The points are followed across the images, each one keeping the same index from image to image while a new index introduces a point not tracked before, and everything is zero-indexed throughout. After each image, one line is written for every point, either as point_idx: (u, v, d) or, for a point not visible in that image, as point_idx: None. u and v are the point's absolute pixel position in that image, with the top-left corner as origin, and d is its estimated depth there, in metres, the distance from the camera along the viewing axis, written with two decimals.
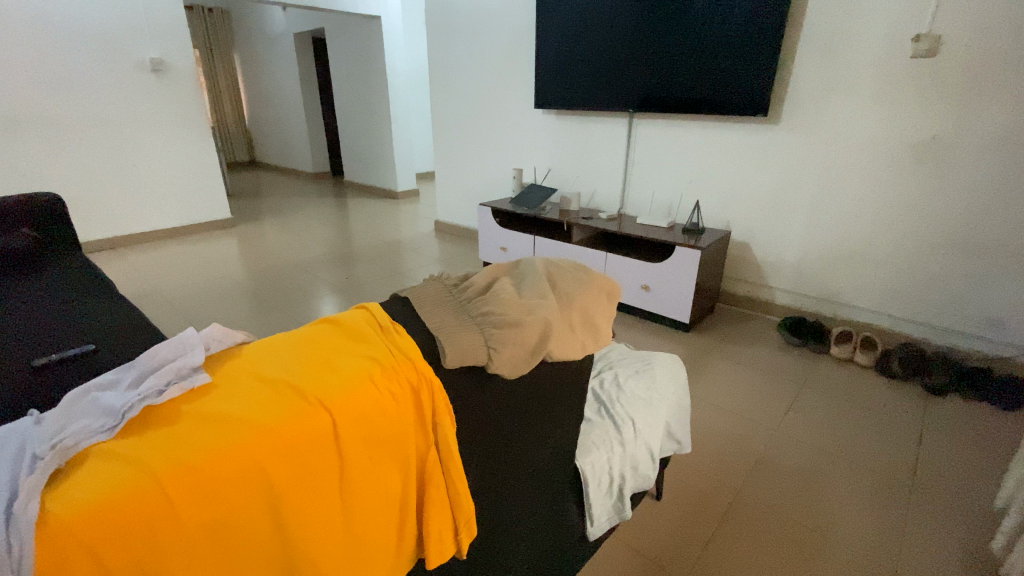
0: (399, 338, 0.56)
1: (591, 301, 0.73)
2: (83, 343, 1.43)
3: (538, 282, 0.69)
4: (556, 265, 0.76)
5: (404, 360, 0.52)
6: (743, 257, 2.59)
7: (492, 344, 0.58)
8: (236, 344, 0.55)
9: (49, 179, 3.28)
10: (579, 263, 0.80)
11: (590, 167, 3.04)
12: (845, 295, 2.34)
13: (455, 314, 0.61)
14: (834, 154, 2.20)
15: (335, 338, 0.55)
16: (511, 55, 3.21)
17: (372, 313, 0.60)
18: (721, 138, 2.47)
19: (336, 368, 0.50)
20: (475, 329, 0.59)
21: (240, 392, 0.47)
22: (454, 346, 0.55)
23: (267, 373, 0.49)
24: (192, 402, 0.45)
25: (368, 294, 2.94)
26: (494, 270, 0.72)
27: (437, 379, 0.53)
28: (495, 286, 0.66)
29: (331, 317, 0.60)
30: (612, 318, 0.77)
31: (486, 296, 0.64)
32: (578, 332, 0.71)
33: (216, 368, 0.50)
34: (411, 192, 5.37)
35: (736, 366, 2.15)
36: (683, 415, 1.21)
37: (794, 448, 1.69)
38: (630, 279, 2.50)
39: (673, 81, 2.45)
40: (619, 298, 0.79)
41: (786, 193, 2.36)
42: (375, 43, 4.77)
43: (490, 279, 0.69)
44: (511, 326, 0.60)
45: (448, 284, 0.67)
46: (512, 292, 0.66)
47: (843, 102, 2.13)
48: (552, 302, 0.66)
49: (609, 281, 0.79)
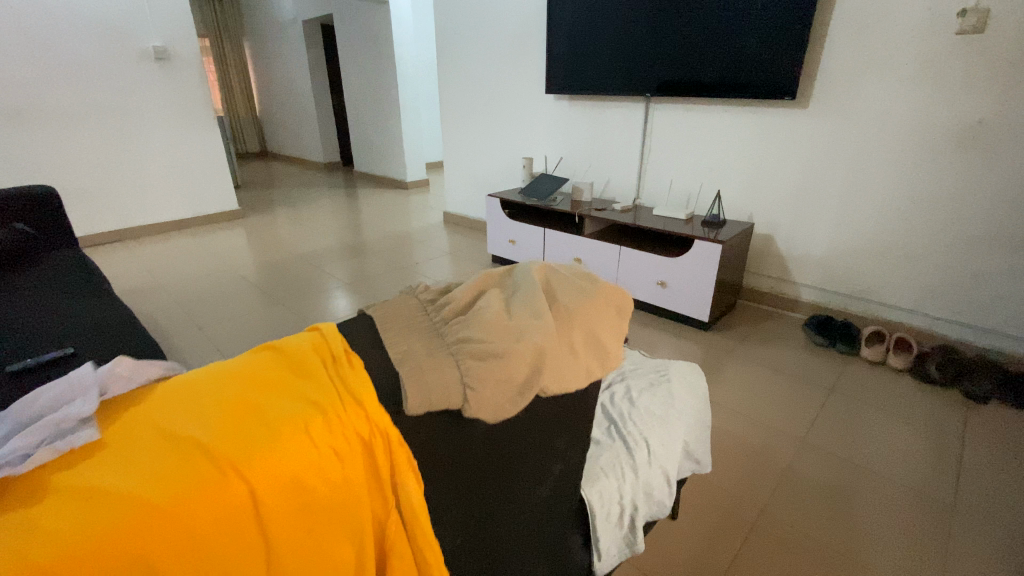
0: (348, 370, 0.46)
1: (596, 315, 0.62)
2: (63, 346, 1.35)
3: (530, 295, 0.58)
4: (555, 272, 0.65)
5: (351, 398, 0.42)
6: (765, 251, 2.43)
7: (468, 377, 0.48)
8: (151, 381, 0.45)
9: (54, 172, 3.24)
10: (583, 271, 0.69)
11: (603, 155, 2.89)
12: (877, 293, 2.17)
13: (426, 340, 0.51)
14: (867, 140, 2.03)
15: (270, 369, 0.45)
16: (521, 38, 3.06)
17: (326, 339, 0.50)
18: (745, 123, 2.31)
19: (266, 416, 0.40)
20: (450, 360, 0.49)
21: (133, 454, 0.37)
22: (416, 382, 0.45)
23: (174, 422, 0.39)
24: (74, 465, 0.36)
25: (375, 288, 2.84)
26: (481, 279, 0.62)
27: (393, 428, 0.43)
28: (479, 301, 0.56)
29: (272, 343, 0.50)
30: (623, 336, 0.65)
31: (468, 313, 0.54)
32: (580, 357, 0.59)
33: (112, 417, 0.40)
34: (421, 182, 5.26)
35: (759, 368, 2.02)
36: (702, 431, 1.10)
37: (823, 462, 1.56)
38: (644, 274, 2.37)
39: (694, 63, 2.29)
40: (630, 311, 0.67)
41: (814, 183, 2.20)
42: (384, 28, 4.64)
43: (475, 292, 0.59)
44: (493, 355, 0.50)
45: (423, 301, 0.57)
46: (499, 310, 0.55)
47: (878, 84, 1.95)
48: (548, 322, 0.55)
49: (618, 292, 0.67)
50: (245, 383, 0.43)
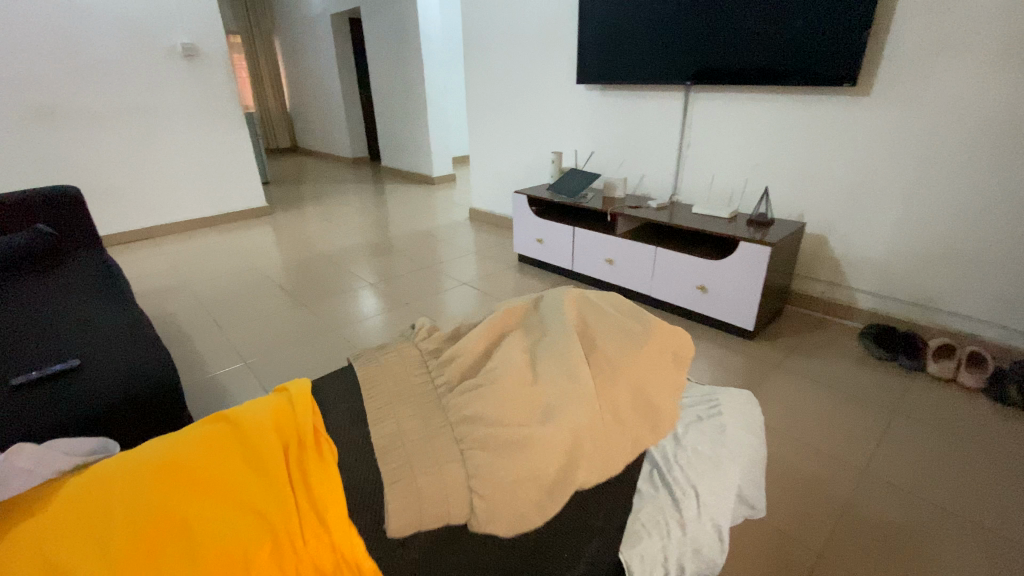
0: (311, 474, 0.58)
1: (640, 372, 0.75)
2: (68, 358, 1.29)
3: (565, 348, 0.71)
4: (591, 319, 0.78)
5: (307, 508, 0.55)
6: (817, 253, 2.21)
7: (469, 464, 0.62)
8: (53, 476, 0.57)
9: (86, 170, 3.27)
10: (623, 321, 0.79)
11: (637, 149, 2.72)
12: (944, 302, 1.95)
13: (442, 434, 0.65)
14: (938, 130, 1.80)
15: (237, 466, 0.55)
16: (550, 26, 2.91)
17: (291, 444, 0.60)
18: (795, 114, 2.10)
19: (223, 531, 0.50)
20: (456, 460, 0.62)
21: (110, 545, 0.47)
22: (400, 484, 0.59)
23: (147, 511, 0.49)
24: (62, 551, 0.47)
25: (400, 288, 2.76)
26: (497, 319, 0.79)
27: (336, 551, 0.53)
28: (503, 355, 0.71)
29: (244, 424, 0.61)
30: (670, 390, 0.78)
31: (495, 367, 0.70)
32: (626, 424, 0.72)
33: (100, 496, 0.51)
34: (447, 178, 5.18)
35: (809, 384, 1.83)
36: (759, 473, 0.95)
37: (888, 498, 1.38)
38: (682, 278, 2.21)
39: (740, 47, 2.09)
40: (683, 360, 0.81)
41: (874, 178, 1.98)
42: (410, 21, 4.55)
43: (503, 358, 0.71)
44: (516, 450, 0.63)
45: (427, 367, 0.76)
46: (524, 368, 0.70)
47: (953, 67, 1.73)
48: (581, 384, 0.68)
49: (655, 349, 0.78)
50: (214, 480, 0.53)
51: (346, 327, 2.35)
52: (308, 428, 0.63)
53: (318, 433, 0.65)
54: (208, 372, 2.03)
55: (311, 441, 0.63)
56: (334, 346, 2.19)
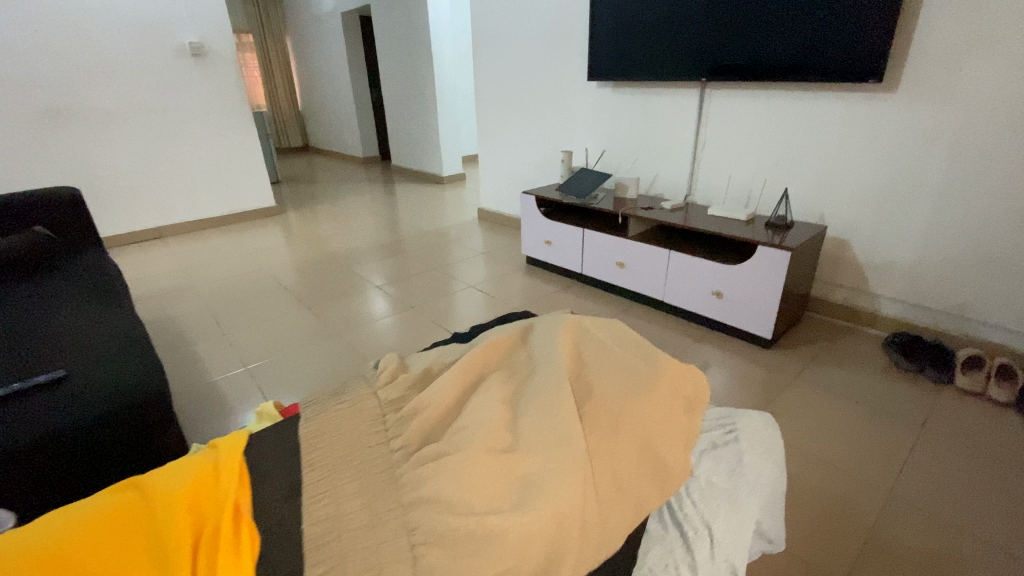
0: (216, 559, 0.55)
1: (646, 426, 0.72)
2: (53, 368, 1.25)
3: (555, 402, 0.69)
4: (587, 363, 0.78)
5: None
6: (839, 257, 2.10)
7: (420, 562, 0.56)
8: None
9: (96, 170, 3.28)
10: (624, 366, 0.78)
11: (650, 148, 2.63)
12: (977, 310, 1.83)
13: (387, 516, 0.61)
14: (971, 127, 1.68)
15: (128, 554, 0.53)
16: (560, 21, 2.82)
17: (196, 529, 0.58)
18: (817, 111, 1.99)
19: None
20: (405, 544, 0.58)
21: None
22: None
23: None
24: None
25: (407, 290, 2.70)
26: (472, 362, 0.79)
27: None
28: (479, 413, 0.69)
29: (156, 508, 0.60)
30: (679, 441, 0.75)
31: (469, 426, 0.68)
32: (628, 491, 0.68)
33: None
34: (457, 177, 5.12)
35: (830, 398, 1.73)
36: (779, 505, 0.87)
37: (917, 524, 1.27)
38: (695, 283, 2.12)
39: (758, 41, 1.99)
40: (688, 397, 0.81)
41: (901, 178, 1.86)
42: (420, 18, 4.49)
43: (481, 411, 0.70)
44: (478, 531, 0.58)
45: (383, 425, 0.75)
46: (504, 426, 0.69)
47: (989, 59, 1.61)
48: (571, 448, 0.65)
49: (663, 399, 0.76)
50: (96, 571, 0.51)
51: (351, 330, 2.30)
52: (226, 509, 0.62)
53: (239, 513, 0.62)
54: (208, 377, 1.99)
55: (228, 522, 0.60)
56: (336, 350, 2.14)
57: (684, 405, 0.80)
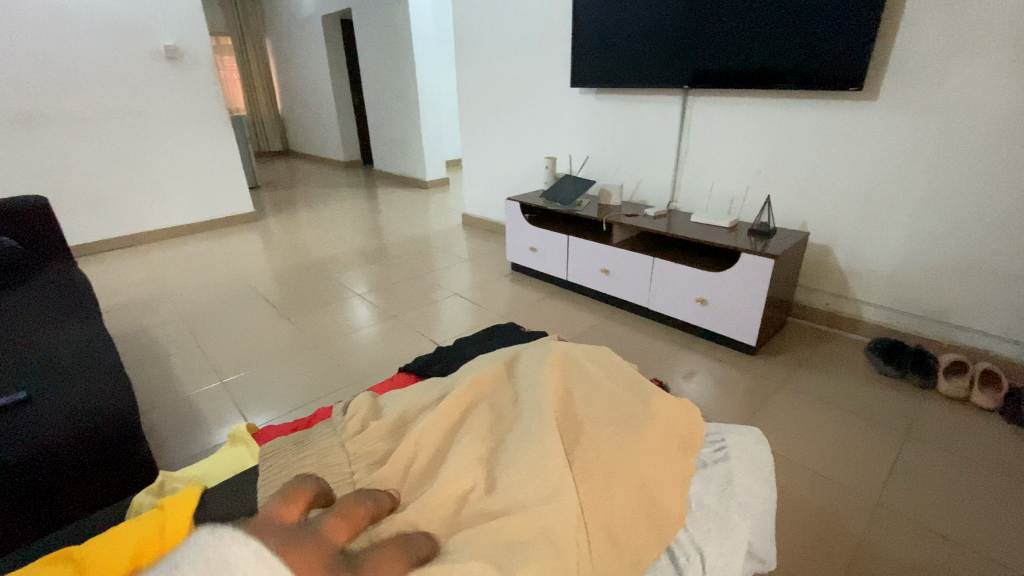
0: None
1: (640, 473, 0.70)
2: (14, 391, 1.18)
3: (541, 455, 0.66)
4: (577, 404, 0.75)
5: None
6: (821, 263, 2.12)
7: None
8: None
9: (66, 175, 3.16)
10: (614, 408, 0.76)
11: (634, 155, 2.62)
12: (956, 315, 1.86)
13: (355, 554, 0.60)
14: (948, 136, 1.72)
15: None
16: (544, 28, 2.81)
17: None
18: (799, 118, 2.01)
19: None
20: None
21: None
22: None
23: None
24: None
25: (390, 298, 2.66)
26: (452, 409, 0.76)
27: None
28: (460, 475, 0.66)
29: None
30: (674, 488, 0.73)
31: (446, 488, 0.65)
32: (625, 549, 0.65)
33: None
34: (441, 182, 5.08)
35: (815, 405, 1.73)
36: (770, 524, 0.86)
37: (906, 534, 1.27)
38: (681, 290, 2.11)
39: (742, 50, 2.00)
40: (681, 438, 0.79)
41: (881, 186, 1.89)
42: (403, 22, 4.45)
43: (460, 469, 0.67)
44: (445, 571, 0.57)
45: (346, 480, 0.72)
46: (485, 486, 0.66)
47: (965, 70, 1.64)
48: (560, 507, 0.62)
49: (654, 444, 0.73)
50: None
51: (332, 341, 2.25)
52: None
53: None
54: (182, 393, 1.91)
55: None
56: (317, 362, 2.09)
57: (676, 443, 0.78)
